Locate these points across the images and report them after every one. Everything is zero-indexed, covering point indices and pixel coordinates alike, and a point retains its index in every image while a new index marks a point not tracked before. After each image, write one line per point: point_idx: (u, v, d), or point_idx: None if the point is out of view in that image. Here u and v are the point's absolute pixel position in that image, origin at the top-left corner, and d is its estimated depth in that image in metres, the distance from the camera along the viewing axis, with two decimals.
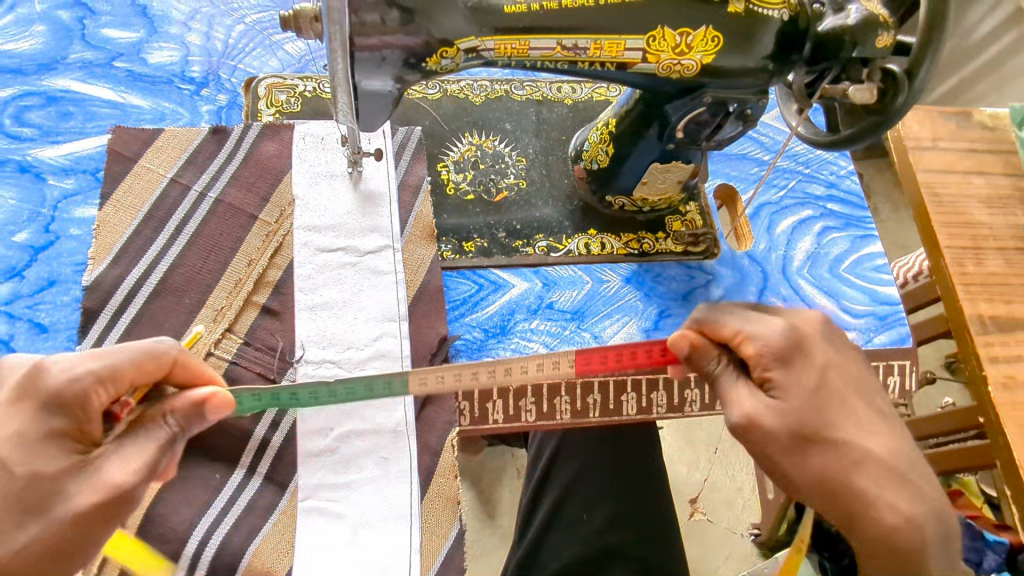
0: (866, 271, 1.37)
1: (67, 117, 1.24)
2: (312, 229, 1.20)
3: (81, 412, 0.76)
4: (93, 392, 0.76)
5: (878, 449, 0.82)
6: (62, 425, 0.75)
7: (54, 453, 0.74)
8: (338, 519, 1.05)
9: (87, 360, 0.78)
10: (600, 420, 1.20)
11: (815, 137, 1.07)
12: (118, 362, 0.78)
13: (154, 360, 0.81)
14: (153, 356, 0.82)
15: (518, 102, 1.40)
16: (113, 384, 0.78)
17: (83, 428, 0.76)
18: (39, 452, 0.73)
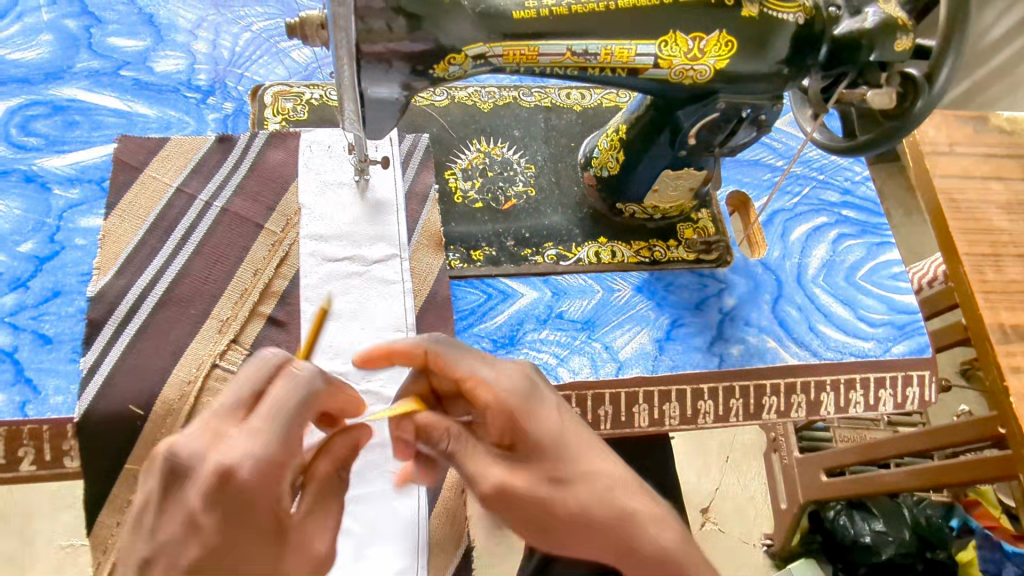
0: (882, 280, 1.34)
1: (73, 126, 1.23)
2: (319, 238, 1.18)
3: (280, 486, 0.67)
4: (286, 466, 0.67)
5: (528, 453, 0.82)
6: (268, 508, 0.65)
7: (265, 539, 0.64)
8: (346, 536, 1.03)
9: (255, 435, 0.67)
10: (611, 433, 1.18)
11: (831, 143, 1.05)
12: (290, 413, 0.70)
13: (305, 404, 0.72)
14: (312, 396, 0.73)
15: (526, 108, 1.38)
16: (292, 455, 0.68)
17: (276, 505, 0.66)
18: (288, 541, 0.66)
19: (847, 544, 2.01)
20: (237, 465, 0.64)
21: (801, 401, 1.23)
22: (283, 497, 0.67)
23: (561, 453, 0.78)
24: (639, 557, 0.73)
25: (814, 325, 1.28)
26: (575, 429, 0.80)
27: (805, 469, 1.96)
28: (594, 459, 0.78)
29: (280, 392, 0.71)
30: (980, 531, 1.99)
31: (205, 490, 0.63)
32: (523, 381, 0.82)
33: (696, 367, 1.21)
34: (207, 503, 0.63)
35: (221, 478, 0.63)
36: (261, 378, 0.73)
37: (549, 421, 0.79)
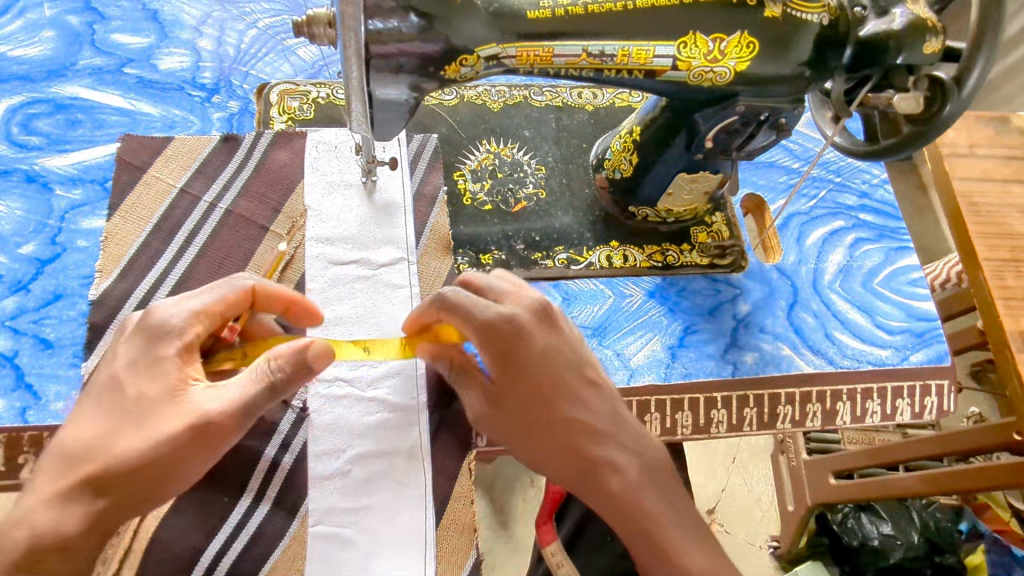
0: (901, 286, 1.31)
1: (75, 125, 1.21)
2: (325, 241, 1.16)
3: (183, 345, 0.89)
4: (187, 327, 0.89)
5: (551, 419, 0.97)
6: (171, 356, 0.87)
7: (163, 376, 0.86)
8: (350, 548, 1.01)
9: (181, 303, 0.90)
10: None
11: (853, 147, 1.01)
12: (200, 300, 0.91)
13: (222, 301, 0.93)
14: (224, 295, 0.93)
15: (537, 108, 1.35)
16: (199, 322, 0.90)
17: (177, 361, 0.88)
18: (160, 376, 0.86)
19: (854, 549, 1.96)
20: (158, 314, 0.89)
21: (816, 410, 1.20)
22: (184, 353, 0.89)
23: (544, 391, 0.97)
24: (598, 491, 0.95)
25: (830, 333, 1.25)
26: (560, 372, 0.97)
27: (813, 472, 1.91)
28: (571, 404, 0.97)
29: (216, 290, 0.93)
30: (988, 535, 2.00)
31: (136, 329, 0.89)
32: (530, 316, 0.98)
33: (709, 375, 1.19)
34: (131, 337, 0.88)
35: (146, 319, 0.89)
36: (225, 282, 0.95)
37: (537, 359, 0.96)
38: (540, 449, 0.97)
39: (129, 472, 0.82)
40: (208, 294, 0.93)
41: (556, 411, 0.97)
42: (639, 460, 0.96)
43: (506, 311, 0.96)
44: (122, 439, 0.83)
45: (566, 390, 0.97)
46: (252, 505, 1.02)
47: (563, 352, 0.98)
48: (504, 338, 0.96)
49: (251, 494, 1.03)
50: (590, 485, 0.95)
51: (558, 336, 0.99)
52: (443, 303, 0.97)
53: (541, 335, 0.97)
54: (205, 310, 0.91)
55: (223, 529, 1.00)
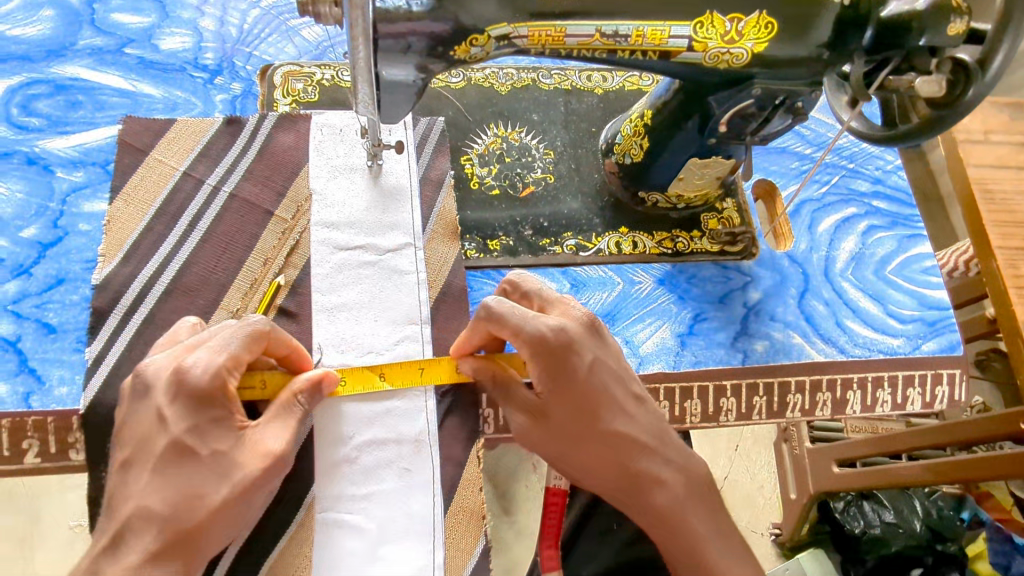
0: (913, 274, 1.29)
1: (76, 106, 1.19)
2: (330, 226, 1.14)
3: (226, 396, 0.89)
4: (225, 377, 0.89)
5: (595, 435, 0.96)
6: (219, 411, 0.89)
7: (225, 430, 0.89)
8: (360, 534, 1.01)
9: (214, 354, 0.89)
10: None
11: (870, 132, 0.99)
12: (232, 350, 0.90)
13: (248, 345, 0.91)
14: (251, 338, 0.92)
15: (545, 91, 1.33)
16: (234, 370, 0.90)
17: (225, 413, 0.89)
18: (217, 432, 0.88)
19: (855, 537, 1.95)
20: (195, 368, 0.88)
21: (827, 399, 1.19)
22: (226, 404, 0.89)
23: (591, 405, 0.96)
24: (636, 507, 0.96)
25: (842, 321, 1.23)
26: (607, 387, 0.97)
27: (816, 459, 1.91)
28: (615, 417, 0.97)
29: (241, 338, 0.91)
30: (990, 524, 1.98)
31: (174, 390, 0.88)
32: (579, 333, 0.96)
33: (719, 363, 1.17)
34: (173, 399, 0.87)
35: (179, 377, 0.87)
36: (242, 330, 0.92)
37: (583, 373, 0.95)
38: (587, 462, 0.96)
39: (211, 522, 0.86)
40: (230, 345, 0.90)
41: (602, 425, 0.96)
42: (681, 475, 0.97)
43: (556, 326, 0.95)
44: (204, 495, 0.85)
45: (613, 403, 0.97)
46: None
47: (610, 368, 0.98)
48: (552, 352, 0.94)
49: None
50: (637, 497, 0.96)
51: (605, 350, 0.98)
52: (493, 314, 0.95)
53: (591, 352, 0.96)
54: (231, 361, 0.90)
55: None
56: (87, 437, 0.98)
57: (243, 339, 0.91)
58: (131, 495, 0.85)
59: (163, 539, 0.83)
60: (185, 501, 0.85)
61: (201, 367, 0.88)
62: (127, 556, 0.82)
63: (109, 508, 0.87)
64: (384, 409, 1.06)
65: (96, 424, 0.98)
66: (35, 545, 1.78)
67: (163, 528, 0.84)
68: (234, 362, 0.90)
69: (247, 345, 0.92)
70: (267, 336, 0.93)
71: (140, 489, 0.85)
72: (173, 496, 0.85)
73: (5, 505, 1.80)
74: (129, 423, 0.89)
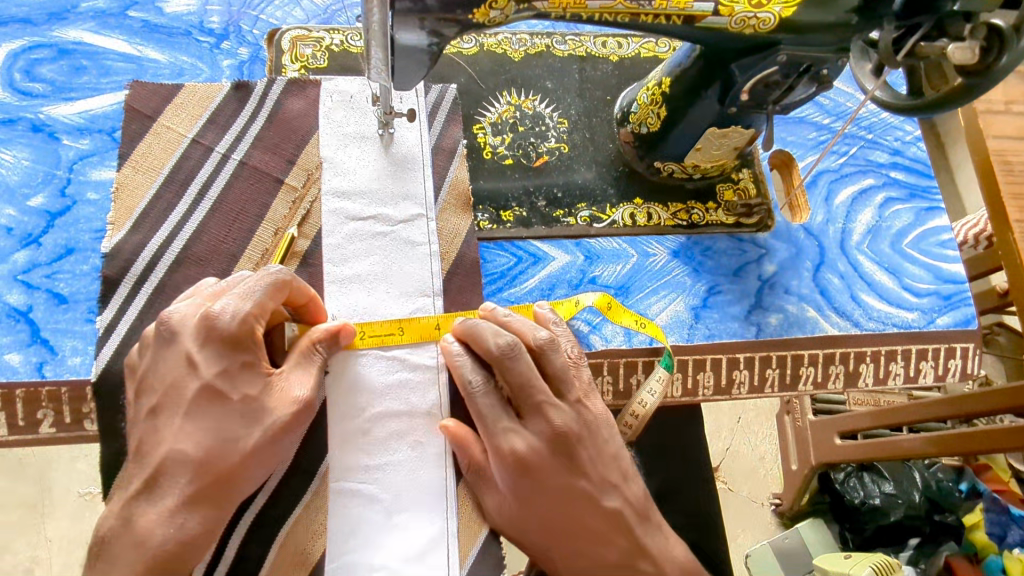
0: (929, 247, 1.28)
1: (80, 71, 1.16)
2: (342, 195, 1.12)
3: (253, 341, 0.90)
4: (252, 325, 0.89)
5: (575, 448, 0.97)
6: (249, 356, 0.90)
7: (254, 376, 0.90)
8: (374, 503, 1.01)
9: (241, 300, 0.89)
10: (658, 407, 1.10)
11: (895, 102, 0.97)
12: (258, 298, 0.89)
13: (273, 294, 0.91)
14: (276, 287, 0.91)
15: (560, 58, 1.30)
16: (261, 318, 0.90)
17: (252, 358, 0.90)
18: (248, 377, 0.89)
19: (855, 507, 1.99)
20: (224, 315, 0.88)
21: (839, 372, 1.18)
22: (255, 350, 0.90)
23: (584, 440, 0.97)
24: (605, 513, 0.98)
25: (856, 295, 1.22)
26: (598, 428, 0.99)
27: (819, 431, 1.91)
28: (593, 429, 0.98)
29: (269, 287, 0.91)
30: (986, 495, 1.92)
31: (203, 336, 0.88)
32: (585, 393, 1.00)
33: (733, 336, 1.17)
34: (202, 345, 0.88)
35: (205, 322, 0.88)
36: (266, 278, 0.91)
37: (582, 411, 0.98)
38: (541, 497, 0.96)
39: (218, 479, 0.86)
40: (256, 292, 0.90)
41: (584, 463, 0.97)
42: (632, 519, 0.99)
43: (563, 368, 0.98)
44: (235, 439, 0.88)
45: (602, 445, 0.99)
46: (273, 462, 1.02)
47: (601, 417, 1.00)
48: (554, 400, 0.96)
49: None
50: (590, 535, 0.97)
51: (480, 386, 0.98)
52: (514, 349, 0.94)
53: (591, 406, 1.00)
54: (259, 309, 0.90)
55: None
56: (100, 407, 0.98)
57: (269, 288, 0.91)
58: (163, 439, 0.86)
59: (197, 484, 0.85)
60: (219, 445, 0.87)
61: (231, 315, 0.88)
62: (163, 500, 0.85)
63: (137, 454, 0.88)
64: (409, 361, 1.06)
65: (110, 393, 0.98)
66: (47, 512, 1.80)
67: (197, 473, 0.85)
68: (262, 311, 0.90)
69: (275, 293, 0.91)
70: (290, 285, 0.93)
71: (173, 432, 0.87)
72: (205, 442, 0.86)
73: (15, 472, 1.82)
74: (155, 370, 0.89)
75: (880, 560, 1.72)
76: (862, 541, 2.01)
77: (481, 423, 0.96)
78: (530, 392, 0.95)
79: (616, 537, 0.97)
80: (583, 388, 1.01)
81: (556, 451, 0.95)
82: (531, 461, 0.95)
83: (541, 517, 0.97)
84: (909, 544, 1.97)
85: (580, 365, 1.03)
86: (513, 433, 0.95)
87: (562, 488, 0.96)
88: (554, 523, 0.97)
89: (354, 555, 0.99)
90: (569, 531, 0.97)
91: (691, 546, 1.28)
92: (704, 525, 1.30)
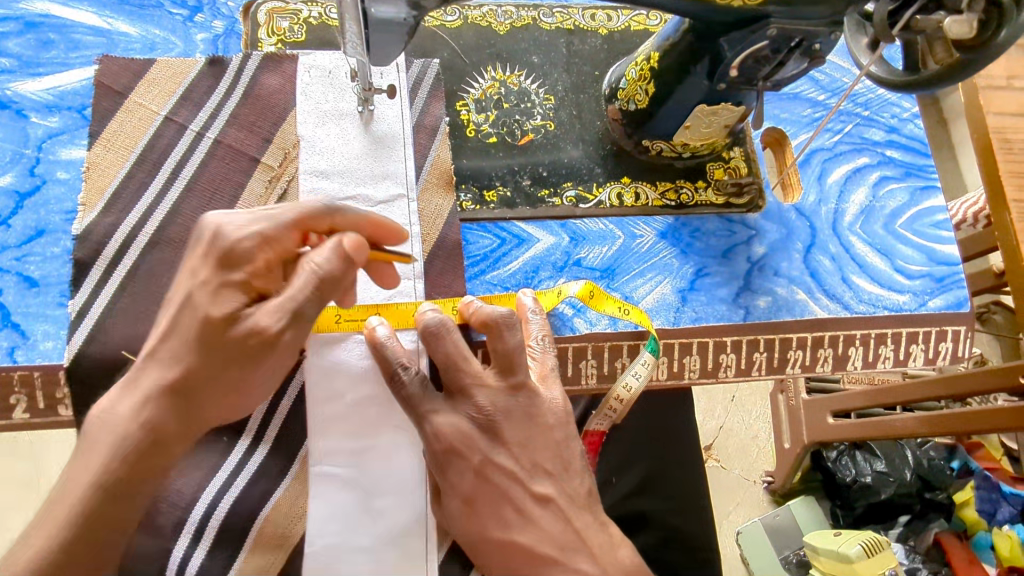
0: (924, 228, 1.25)
1: (49, 46, 1.12)
2: (320, 175, 1.09)
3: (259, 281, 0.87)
4: (248, 240, 0.87)
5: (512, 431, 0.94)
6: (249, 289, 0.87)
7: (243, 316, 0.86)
8: (351, 488, 1.01)
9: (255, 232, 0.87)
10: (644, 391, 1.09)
11: (891, 78, 0.93)
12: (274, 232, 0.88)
13: (310, 218, 0.90)
14: (311, 212, 0.90)
15: (547, 31, 1.25)
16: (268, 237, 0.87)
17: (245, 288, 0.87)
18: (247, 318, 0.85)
19: (846, 484, 1.97)
20: (231, 227, 0.87)
21: (828, 355, 1.17)
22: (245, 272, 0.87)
23: (512, 423, 0.94)
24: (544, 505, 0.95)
25: (847, 277, 1.20)
26: (536, 414, 0.96)
27: (811, 410, 1.88)
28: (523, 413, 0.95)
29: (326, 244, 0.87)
30: (980, 472, 1.98)
31: (209, 242, 0.87)
32: (542, 374, 0.99)
33: (719, 319, 1.15)
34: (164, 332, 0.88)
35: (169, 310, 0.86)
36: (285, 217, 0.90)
37: (521, 397, 0.95)
38: (465, 480, 0.94)
39: None
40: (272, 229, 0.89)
41: (512, 446, 0.95)
42: (567, 508, 0.96)
43: (515, 350, 0.93)
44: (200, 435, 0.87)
45: (536, 430, 0.96)
46: (252, 446, 1.02)
47: (545, 405, 0.97)
48: (486, 383, 0.94)
49: (250, 437, 1.01)
50: (513, 521, 0.95)
51: (412, 371, 0.96)
52: (440, 329, 0.92)
53: (543, 392, 0.98)
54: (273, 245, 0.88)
55: (222, 471, 1.00)
56: (74, 392, 0.96)
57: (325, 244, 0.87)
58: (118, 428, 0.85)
59: None
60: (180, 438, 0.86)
61: (237, 227, 0.87)
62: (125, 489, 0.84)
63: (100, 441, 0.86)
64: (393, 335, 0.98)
65: (83, 377, 0.97)
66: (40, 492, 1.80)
67: None
68: (304, 273, 0.85)
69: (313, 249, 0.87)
70: (336, 214, 0.91)
71: (135, 421, 0.85)
72: (164, 431, 0.86)
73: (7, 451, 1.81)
74: None
75: (870, 537, 1.72)
76: (854, 520, 2.00)
77: (407, 405, 0.94)
78: (458, 374, 0.94)
79: (544, 524, 0.94)
80: (541, 371, 1.00)
81: (482, 433, 0.94)
82: (455, 441, 0.93)
83: (465, 502, 0.95)
84: (900, 521, 1.97)
85: (547, 350, 1.01)
86: (439, 415, 0.93)
87: (487, 469, 0.94)
88: (474, 507, 0.95)
89: (330, 539, 0.99)
90: (489, 517, 0.95)
91: (680, 528, 1.27)
92: (697, 508, 1.29)
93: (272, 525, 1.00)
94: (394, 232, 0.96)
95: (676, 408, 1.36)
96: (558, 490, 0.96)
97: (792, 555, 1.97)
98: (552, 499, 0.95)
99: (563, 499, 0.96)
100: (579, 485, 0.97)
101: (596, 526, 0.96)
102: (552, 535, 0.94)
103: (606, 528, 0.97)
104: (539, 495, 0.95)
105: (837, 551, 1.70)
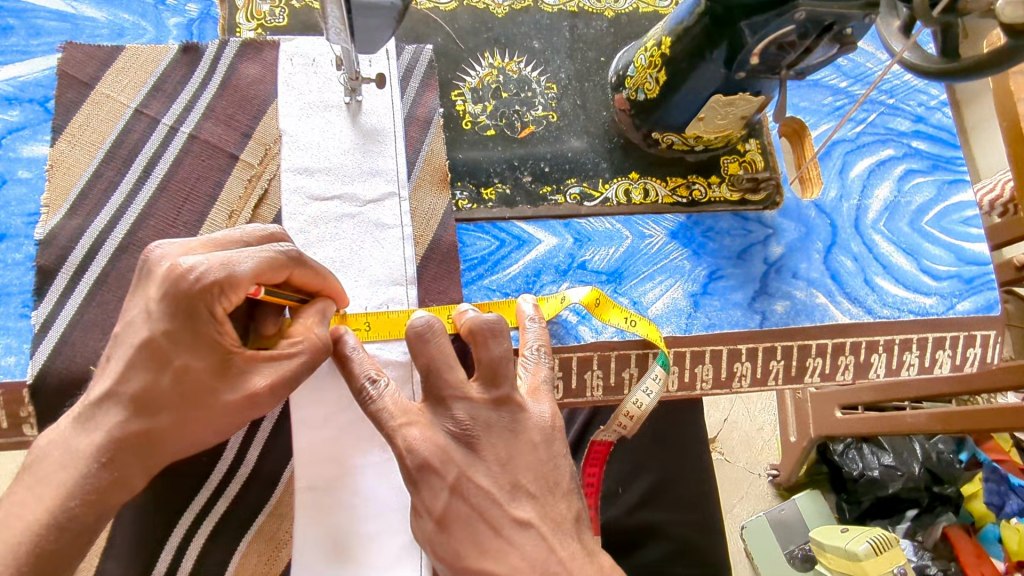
0: (952, 225, 1.17)
1: (8, 32, 1.03)
2: (304, 172, 1.01)
3: (218, 331, 0.77)
4: (217, 294, 0.76)
5: (503, 459, 0.86)
6: (208, 334, 0.77)
7: (216, 368, 0.78)
8: (342, 510, 0.95)
9: (212, 265, 0.75)
10: (658, 403, 1.01)
11: (924, 65, 0.87)
12: (235, 269, 0.76)
13: (271, 273, 0.79)
14: (275, 264, 0.80)
15: (548, 13, 1.16)
16: (233, 290, 0.77)
17: (214, 340, 0.77)
18: (233, 377, 0.79)
19: (852, 479, 1.91)
20: (194, 276, 0.75)
21: (849, 363, 1.09)
22: (215, 329, 0.77)
23: (501, 447, 0.86)
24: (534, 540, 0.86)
25: (870, 279, 1.12)
26: (520, 431, 0.87)
27: (820, 405, 1.78)
28: (514, 441, 0.87)
29: (313, 310, 0.88)
30: (986, 465, 1.88)
31: (163, 286, 0.76)
32: (532, 387, 0.91)
33: (734, 325, 1.07)
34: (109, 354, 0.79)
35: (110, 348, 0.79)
36: (255, 255, 0.78)
37: (513, 418, 0.87)
38: (440, 498, 0.85)
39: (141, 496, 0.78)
40: (235, 266, 0.76)
41: (490, 462, 0.86)
42: (549, 534, 0.86)
43: (501, 359, 0.85)
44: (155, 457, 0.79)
45: (519, 448, 0.87)
46: (232, 469, 0.96)
47: (530, 420, 0.88)
48: (468, 395, 0.86)
49: (232, 456, 0.96)
50: (490, 547, 0.85)
51: (381, 383, 0.87)
52: (427, 333, 0.84)
53: (531, 405, 0.90)
54: (237, 288, 0.77)
55: (200, 496, 0.95)
56: (40, 412, 0.90)
57: (311, 309, 0.88)
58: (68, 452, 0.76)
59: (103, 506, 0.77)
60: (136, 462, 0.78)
61: (202, 277, 0.75)
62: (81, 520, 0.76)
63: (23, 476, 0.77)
64: (359, 344, 0.91)
65: (49, 395, 0.90)
66: None
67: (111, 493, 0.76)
68: (305, 338, 0.84)
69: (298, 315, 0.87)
70: (297, 265, 0.82)
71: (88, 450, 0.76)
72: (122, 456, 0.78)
73: None
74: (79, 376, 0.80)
75: (880, 534, 1.64)
76: (859, 514, 1.94)
77: (377, 423, 0.86)
78: (438, 383, 0.85)
79: (526, 551, 0.85)
80: (531, 382, 0.92)
81: (458, 445, 0.85)
82: (429, 456, 0.84)
83: (440, 525, 0.86)
84: (907, 516, 1.89)
85: (541, 360, 0.94)
86: (412, 428, 0.85)
87: (471, 498, 0.85)
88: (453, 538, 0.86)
89: (317, 567, 0.93)
90: (465, 542, 0.85)
91: (691, 540, 1.21)
92: (706, 520, 1.22)
93: (254, 555, 0.95)
94: (343, 297, 0.93)
95: (685, 413, 1.29)
96: (541, 515, 0.87)
97: (797, 549, 1.93)
98: (535, 525, 0.86)
99: (547, 524, 0.87)
100: (565, 510, 0.89)
101: (582, 555, 0.87)
102: (535, 565, 0.85)
103: (593, 557, 0.88)
104: (520, 519, 0.86)
105: (844, 548, 1.64)
